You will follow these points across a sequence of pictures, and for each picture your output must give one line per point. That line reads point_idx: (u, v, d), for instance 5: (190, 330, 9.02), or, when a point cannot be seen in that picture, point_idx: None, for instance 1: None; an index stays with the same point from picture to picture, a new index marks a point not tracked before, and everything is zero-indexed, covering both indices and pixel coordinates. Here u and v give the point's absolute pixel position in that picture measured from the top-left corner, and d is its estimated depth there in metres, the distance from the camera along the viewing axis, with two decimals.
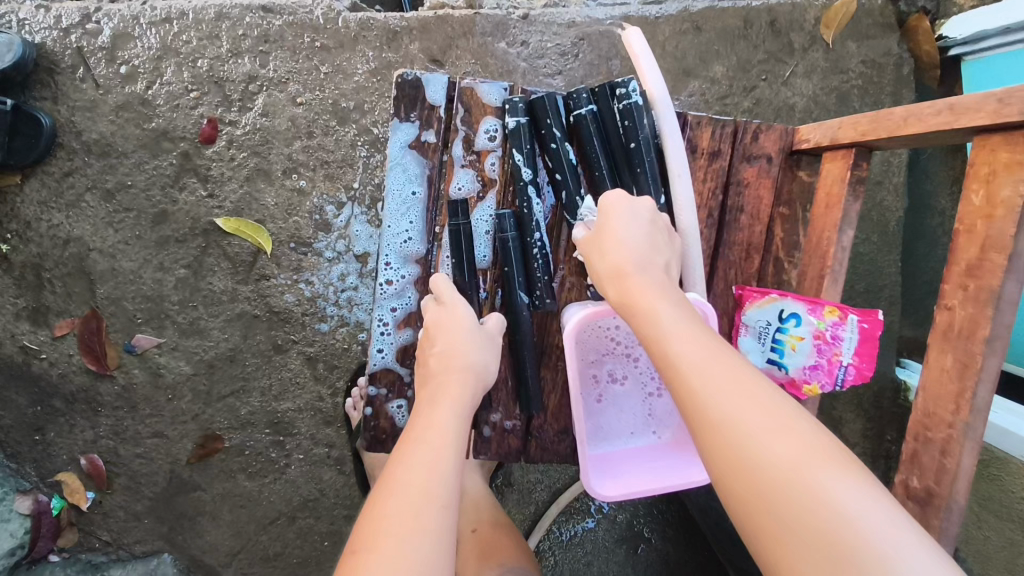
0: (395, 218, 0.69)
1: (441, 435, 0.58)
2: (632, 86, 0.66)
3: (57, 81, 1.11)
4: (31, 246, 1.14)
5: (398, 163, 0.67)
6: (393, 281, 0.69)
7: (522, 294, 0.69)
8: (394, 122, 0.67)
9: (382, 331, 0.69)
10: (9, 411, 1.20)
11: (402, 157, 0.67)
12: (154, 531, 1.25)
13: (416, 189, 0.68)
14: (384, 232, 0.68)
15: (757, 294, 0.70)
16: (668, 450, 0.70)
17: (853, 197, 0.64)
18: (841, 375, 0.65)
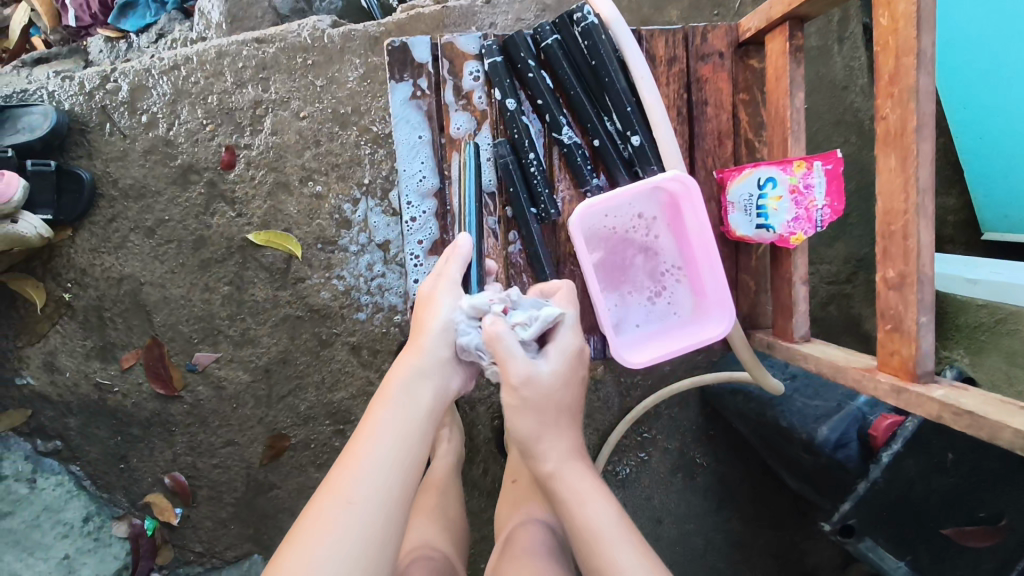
0: (409, 163, 0.79)
1: (403, 413, 0.65)
2: (586, 10, 0.76)
3: (90, 139, 1.24)
4: (89, 291, 1.27)
5: (402, 116, 0.77)
6: (416, 217, 0.79)
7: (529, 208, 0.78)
8: (391, 82, 0.77)
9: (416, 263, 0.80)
10: (94, 446, 1.31)
11: (404, 110, 0.77)
12: (242, 535, 1.35)
13: (421, 138, 0.78)
14: (402, 179, 0.78)
15: (736, 172, 0.79)
16: (687, 322, 0.79)
17: (795, 64, 0.73)
18: (819, 217, 0.72)
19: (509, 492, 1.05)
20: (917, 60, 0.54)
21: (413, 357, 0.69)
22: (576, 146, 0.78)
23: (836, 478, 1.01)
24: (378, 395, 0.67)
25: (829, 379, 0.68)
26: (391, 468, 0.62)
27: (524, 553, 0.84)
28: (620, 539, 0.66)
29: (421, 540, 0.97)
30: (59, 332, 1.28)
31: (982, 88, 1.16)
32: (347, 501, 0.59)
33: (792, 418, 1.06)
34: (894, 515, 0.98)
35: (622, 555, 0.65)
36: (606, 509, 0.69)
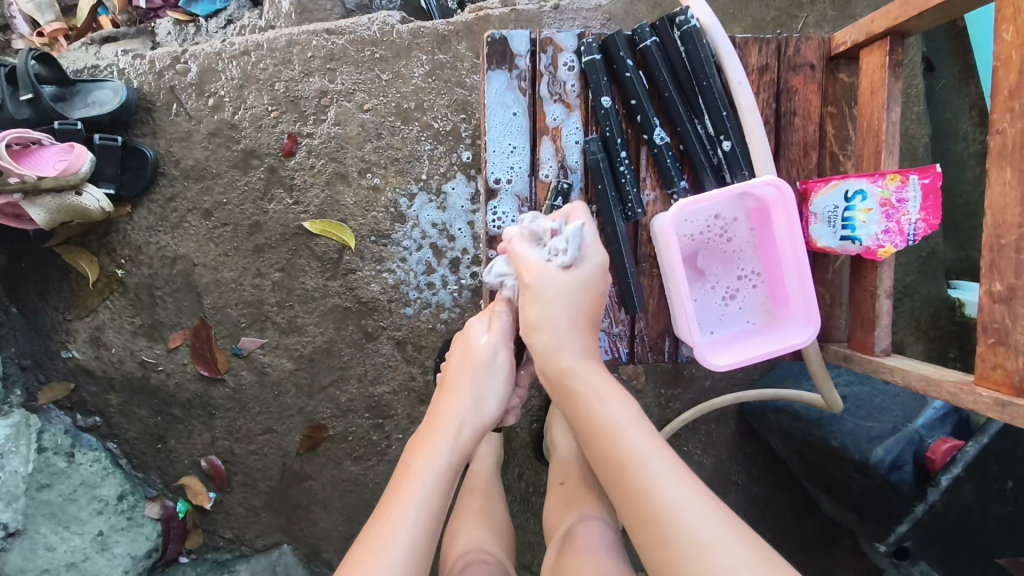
0: (498, 145, 0.81)
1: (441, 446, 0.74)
2: (690, 14, 0.77)
3: (155, 118, 1.26)
4: (142, 268, 1.27)
5: (496, 100, 0.81)
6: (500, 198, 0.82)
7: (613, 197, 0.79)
8: (488, 69, 0.80)
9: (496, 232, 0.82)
10: (133, 424, 1.31)
11: (500, 96, 0.80)
12: (273, 524, 1.34)
13: (513, 121, 0.81)
14: (490, 160, 0.81)
15: (821, 184, 0.79)
16: (763, 330, 0.79)
17: (894, 78, 0.74)
18: (912, 231, 0.72)
19: (555, 494, 1.05)
20: None
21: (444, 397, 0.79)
22: (666, 147, 0.79)
23: (885, 499, 1.00)
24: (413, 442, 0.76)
25: (920, 393, 0.67)
26: (431, 497, 0.69)
27: (586, 551, 0.86)
28: (631, 432, 0.68)
29: (471, 544, 0.97)
30: (109, 308, 1.28)
31: None
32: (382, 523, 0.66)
33: (844, 437, 1.04)
34: (949, 541, 0.97)
35: (637, 445, 0.66)
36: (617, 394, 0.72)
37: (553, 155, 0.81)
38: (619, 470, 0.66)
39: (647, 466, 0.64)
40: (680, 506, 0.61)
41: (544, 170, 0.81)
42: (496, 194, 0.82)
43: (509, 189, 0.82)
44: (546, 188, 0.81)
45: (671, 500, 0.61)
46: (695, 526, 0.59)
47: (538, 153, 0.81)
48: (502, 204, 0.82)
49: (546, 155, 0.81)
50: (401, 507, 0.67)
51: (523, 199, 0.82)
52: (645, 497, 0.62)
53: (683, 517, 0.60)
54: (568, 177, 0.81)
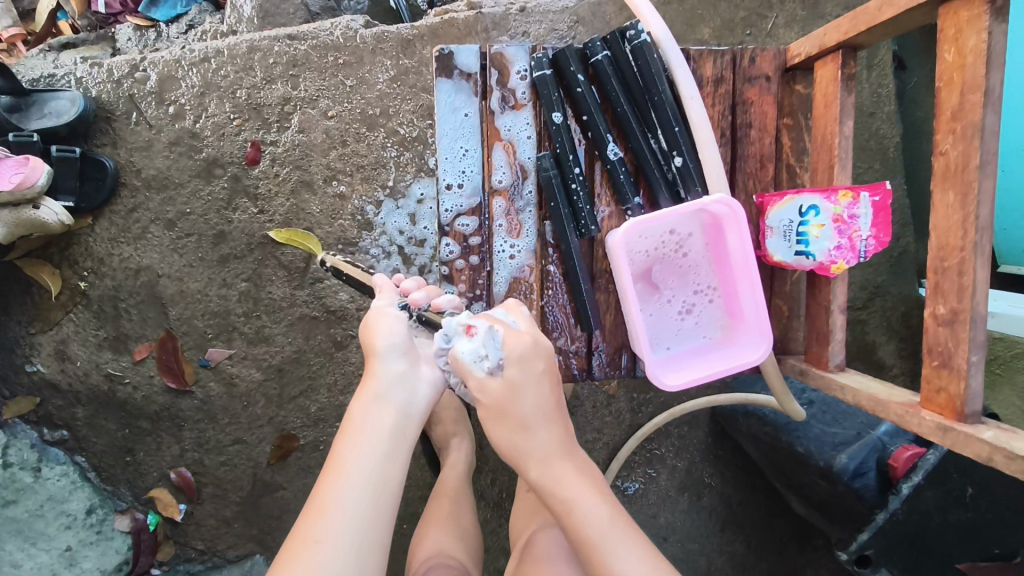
0: (450, 152, 0.80)
1: (372, 436, 0.69)
2: (640, 27, 0.76)
3: (114, 128, 1.23)
4: (105, 280, 1.25)
5: (446, 106, 0.79)
6: (452, 214, 0.81)
7: (566, 209, 0.79)
8: (438, 76, 0.79)
9: (449, 249, 0.81)
10: (101, 437, 1.30)
11: (450, 103, 0.79)
12: (245, 535, 1.34)
13: (464, 127, 0.80)
14: (442, 166, 0.80)
15: (777, 198, 0.79)
16: (718, 346, 0.79)
17: (846, 92, 0.73)
18: (863, 247, 0.72)
19: (522, 501, 1.07)
20: (983, 97, 0.54)
21: (374, 383, 0.72)
22: (620, 163, 0.78)
23: (849, 506, 1.00)
24: (345, 432, 0.69)
25: (869, 412, 0.67)
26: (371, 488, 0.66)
27: (544, 558, 0.87)
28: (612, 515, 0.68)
29: (435, 549, 0.97)
30: (73, 321, 1.26)
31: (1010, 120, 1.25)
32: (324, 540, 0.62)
33: (809, 443, 1.05)
34: (911, 545, 0.97)
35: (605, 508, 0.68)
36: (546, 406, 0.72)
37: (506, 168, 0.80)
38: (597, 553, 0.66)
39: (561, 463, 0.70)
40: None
41: (496, 181, 0.80)
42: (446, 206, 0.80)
43: (461, 197, 0.81)
44: (498, 203, 0.81)
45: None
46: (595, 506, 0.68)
47: (490, 169, 0.80)
48: (455, 212, 0.80)
49: (498, 164, 0.80)
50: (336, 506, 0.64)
51: (475, 208, 0.81)
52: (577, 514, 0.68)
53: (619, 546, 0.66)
54: (521, 187, 0.81)
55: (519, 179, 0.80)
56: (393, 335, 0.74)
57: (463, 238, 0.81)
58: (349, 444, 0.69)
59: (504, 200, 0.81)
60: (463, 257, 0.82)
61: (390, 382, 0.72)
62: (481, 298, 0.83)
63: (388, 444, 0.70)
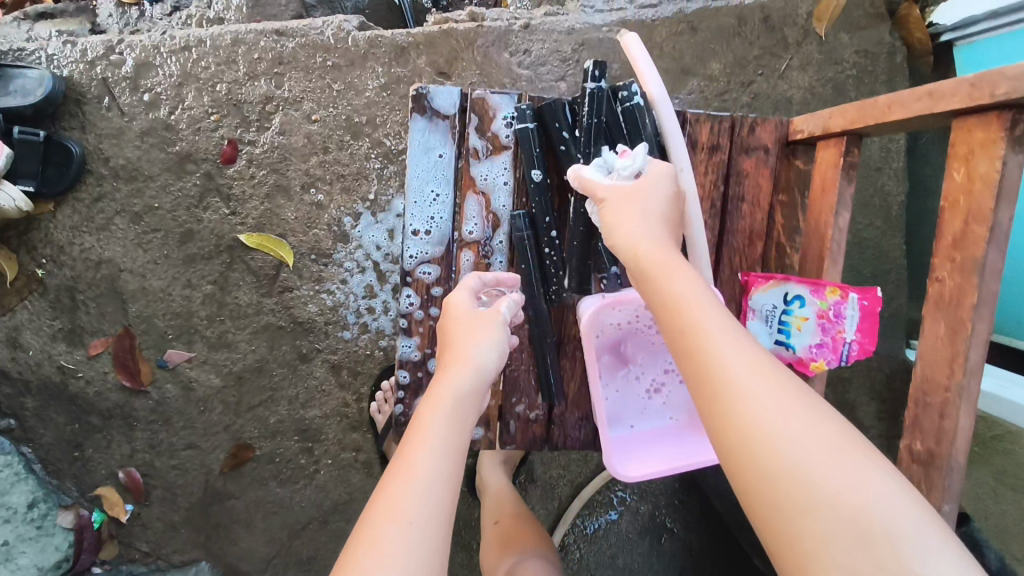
0: (420, 195, 0.75)
1: (446, 437, 0.59)
2: (633, 89, 0.72)
3: (84, 111, 1.17)
4: (64, 270, 1.20)
5: (420, 146, 0.74)
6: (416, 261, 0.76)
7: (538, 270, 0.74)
8: (412, 113, 0.74)
9: (409, 300, 0.76)
10: (49, 430, 1.25)
11: (423, 142, 0.74)
12: (192, 541, 1.30)
13: (436, 170, 0.75)
14: (409, 210, 0.75)
15: (763, 279, 0.74)
16: (685, 431, 0.74)
17: (846, 181, 0.68)
18: (845, 352, 0.67)
19: (489, 533, 1.07)
20: (988, 233, 0.49)
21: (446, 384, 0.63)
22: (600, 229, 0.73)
23: None
24: (412, 431, 0.59)
25: None
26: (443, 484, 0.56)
27: None
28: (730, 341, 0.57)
29: None
30: (27, 309, 1.21)
31: None
32: (392, 527, 0.52)
33: None
34: None
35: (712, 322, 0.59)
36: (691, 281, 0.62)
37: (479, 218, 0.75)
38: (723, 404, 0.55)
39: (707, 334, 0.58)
40: (801, 449, 0.51)
41: (467, 231, 0.75)
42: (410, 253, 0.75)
43: (428, 243, 0.75)
44: (467, 256, 0.76)
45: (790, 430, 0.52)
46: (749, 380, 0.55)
47: (462, 218, 0.75)
48: (420, 259, 0.75)
49: (470, 214, 0.75)
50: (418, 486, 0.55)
51: (441, 256, 0.76)
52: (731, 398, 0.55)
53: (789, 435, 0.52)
54: (493, 241, 0.76)
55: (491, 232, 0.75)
56: (488, 349, 0.65)
57: (427, 289, 0.76)
58: (419, 443, 0.59)
59: (473, 253, 0.76)
60: (423, 308, 0.76)
61: (467, 384, 0.63)
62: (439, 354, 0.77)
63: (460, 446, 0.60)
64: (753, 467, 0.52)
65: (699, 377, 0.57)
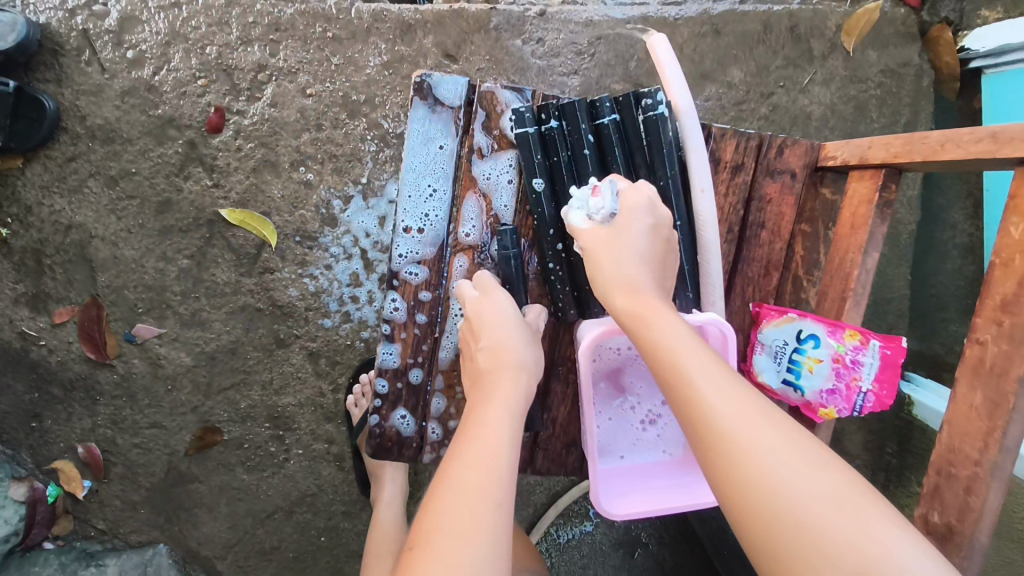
0: (415, 190, 0.69)
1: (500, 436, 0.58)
2: (659, 97, 0.65)
3: (62, 64, 1.09)
4: (31, 231, 1.13)
5: (419, 136, 0.68)
6: (406, 262, 0.70)
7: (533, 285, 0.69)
8: (412, 100, 0.67)
9: (394, 305, 0.70)
10: (6, 397, 1.19)
11: (423, 133, 0.68)
12: (150, 522, 1.25)
13: (435, 163, 0.69)
14: (402, 205, 0.69)
15: (775, 313, 0.69)
16: (679, 467, 0.69)
17: (879, 219, 0.63)
18: (860, 402, 0.63)
19: None
20: None
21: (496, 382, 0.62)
22: None
23: None
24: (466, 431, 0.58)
25: None
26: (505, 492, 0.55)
27: None
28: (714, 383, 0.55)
29: None
30: None
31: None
32: (473, 544, 0.51)
33: None
34: None
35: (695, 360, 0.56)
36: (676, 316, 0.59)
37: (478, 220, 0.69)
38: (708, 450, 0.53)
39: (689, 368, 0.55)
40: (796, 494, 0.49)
41: (464, 233, 0.69)
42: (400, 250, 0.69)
43: (420, 242, 0.70)
44: (461, 261, 0.70)
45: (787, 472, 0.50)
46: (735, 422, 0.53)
47: (459, 219, 0.69)
48: (408, 260, 0.69)
49: (468, 216, 0.69)
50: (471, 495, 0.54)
51: (433, 258, 0.70)
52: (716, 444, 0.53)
53: (785, 483, 0.50)
54: (490, 248, 0.70)
55: (491, 239, 0.69)
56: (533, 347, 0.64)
57: (414, 292, 0.70)
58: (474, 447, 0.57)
59: (468, 259, 0.70)
60: (409, 314, 0.71)
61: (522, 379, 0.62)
62: (422, 364, 0.72)
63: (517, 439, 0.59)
64: (745, 519, 0.51)
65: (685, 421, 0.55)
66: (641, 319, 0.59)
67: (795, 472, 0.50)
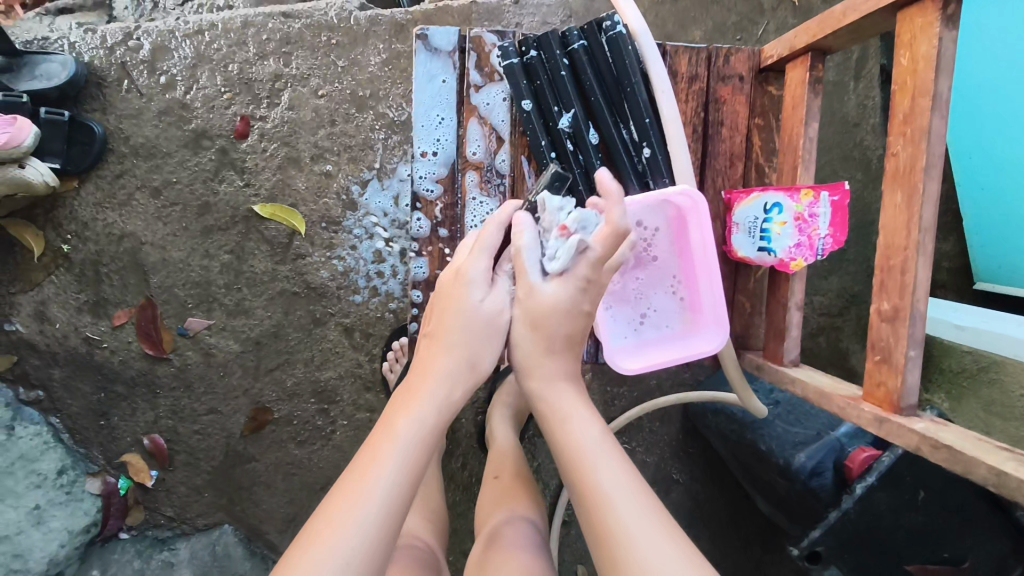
0: (426, 120, 0.84)
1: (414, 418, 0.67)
2: (616, 19, 0.78)
3: (106, 94, 1.25)
4: (89, 244, 1.27)
5: (424, 74, 0.82)
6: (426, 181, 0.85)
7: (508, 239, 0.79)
8: (414, 49, 0.82)
9: (419, 221, 0.85)
10: (76, 400, 1.31)
11: (427, 72, 0.82)
12: (215, 504, 1.35)
13: (439, 95, 0.83)
14: (418, 135, 0.84)
15: (744, 195, 0.80)
16: (679, 336, 0.82)
17: (813, 94, 0.75)
18: (821, 246, 0.73)
19: (488, 488, 1.11)
20: (932, 102, 0.56)
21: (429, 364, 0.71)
22: (594, 151, 0.80)
23: (807, 505, 1.02)
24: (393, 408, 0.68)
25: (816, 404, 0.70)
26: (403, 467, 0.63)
27: (511, 547, 0.91)
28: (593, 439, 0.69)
29: (404, 531, 0.97)
30: (54, 283, 1.27)
31: (1000, 172, 1.19)
32: (350, 507, 0.60)
33: (772, 442, 1.07)
34: (869, 552, 0.98)
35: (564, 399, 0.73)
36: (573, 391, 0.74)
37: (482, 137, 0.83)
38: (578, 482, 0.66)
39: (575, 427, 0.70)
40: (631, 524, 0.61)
41: (471, 150, 0.84)
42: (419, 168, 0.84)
43: (435, 164, 0.84)
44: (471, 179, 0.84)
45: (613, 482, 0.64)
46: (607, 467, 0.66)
47: (465, 139, 0.83)
48: (427, 179, 0.84)
49: (473, 138, 0.83)
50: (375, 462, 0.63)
51: (447, 176, 0.84)
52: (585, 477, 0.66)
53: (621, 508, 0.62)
54: (495, 166, 0.84)
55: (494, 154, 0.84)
56: (474, 330, 0.73)
57: (433, 208, 0.85)
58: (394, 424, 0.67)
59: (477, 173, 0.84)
60: (433, 227, 0.85)
61: (453, 365, 0.72)
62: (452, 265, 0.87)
63: (433, 426, 0.68)
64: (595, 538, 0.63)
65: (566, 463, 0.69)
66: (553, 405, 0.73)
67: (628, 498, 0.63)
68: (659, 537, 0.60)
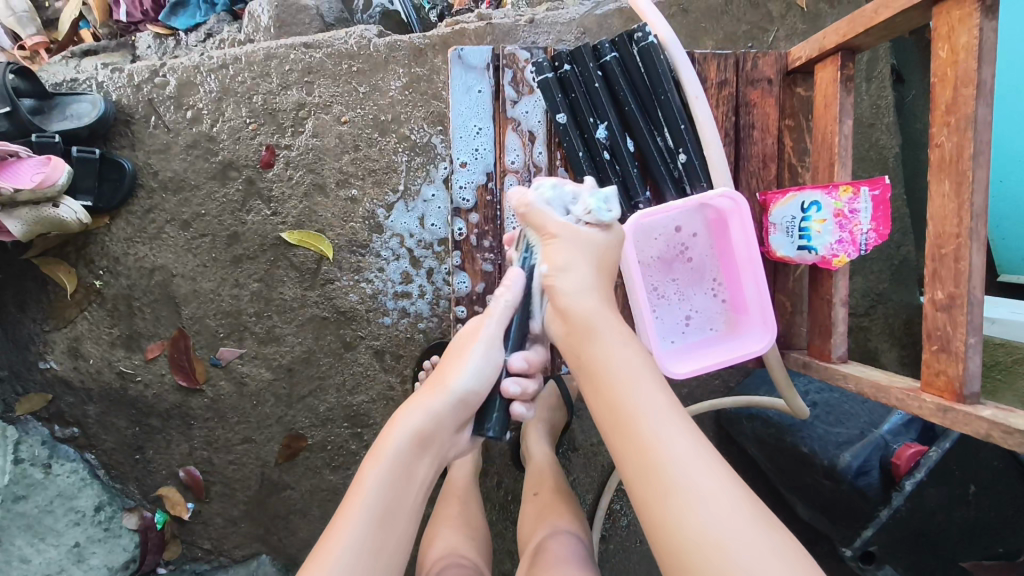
0: (464, 132, 0.90)
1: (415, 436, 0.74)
2: (647, 30, 0.84)
3: (134, 131, 1.27)
4: (120, 279, 1.28)
5: (461, 87, 0.89)
6: (465, 190, 0.91)
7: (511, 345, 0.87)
8: (449, 66, 0.89)
9: (460, 229, 0.91)
10: (111, 435, 1.31)
11: (464, 86, 0.89)
12: (251, 535, 1.34)
13: (476, 108, 0.90)
14: (457, 145, 0.90)
15: (780, 195, 0.82)
16: (725, 337, 0.85)
17: (845, 92, 0.76)
18: (864, 241, 0.74)
19: (528, 505, 1.08)
20: (977, 91, 0.59)
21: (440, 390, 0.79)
22: (630, 158, 0.86)
23: (854, 504, 1.02)
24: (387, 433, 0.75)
25: (873, 397, 0.71)
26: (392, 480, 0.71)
27: (557, 561, 0.87)
28: (665, 427, 0.63)
29: (448, 550, 0.95)
30: (87, 319, 1.29)
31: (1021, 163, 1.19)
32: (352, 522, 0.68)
33: (813, 443, 1.06)
34: (914, 543, 1.00)
35: (640, 390, 0.66)
36: (643, 375, 0.68)
37: (518, 144, 0.90)
38: (649, 475, 0.61)
39: (646, 418, 0.64)
40: (724, 531, 0.56)
41: (509, 159, 0.90)
42: (458, 178, 0.90)
43: (473, 173, 0.90)
44: (507, 194, 0.90)
45: (702, 490, 0.58)
46: (685, 465, 0.60)
47: (503, 148, 0.90)
48: (465, 188, 0.90)
49: (510, 147, 0.90)
50: (366, 486, 0.70)
51: (485, 183, 0.91)
52: (660, 472, 0.61)
53: (709, 512, 0.57)
54: (532, 173, 0.90)
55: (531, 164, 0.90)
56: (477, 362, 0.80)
57: (468, 215, 0.91)
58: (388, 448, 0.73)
59: (514, 182, 0.90)
60: (472, 233, 0.92)
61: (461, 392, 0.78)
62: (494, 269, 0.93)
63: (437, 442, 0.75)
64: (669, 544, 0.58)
65: (635, 457, 0.63)
66: (617, 393, 0.67)
67: (716, 499, 0.58)
68: (757, 543, 0.55)
